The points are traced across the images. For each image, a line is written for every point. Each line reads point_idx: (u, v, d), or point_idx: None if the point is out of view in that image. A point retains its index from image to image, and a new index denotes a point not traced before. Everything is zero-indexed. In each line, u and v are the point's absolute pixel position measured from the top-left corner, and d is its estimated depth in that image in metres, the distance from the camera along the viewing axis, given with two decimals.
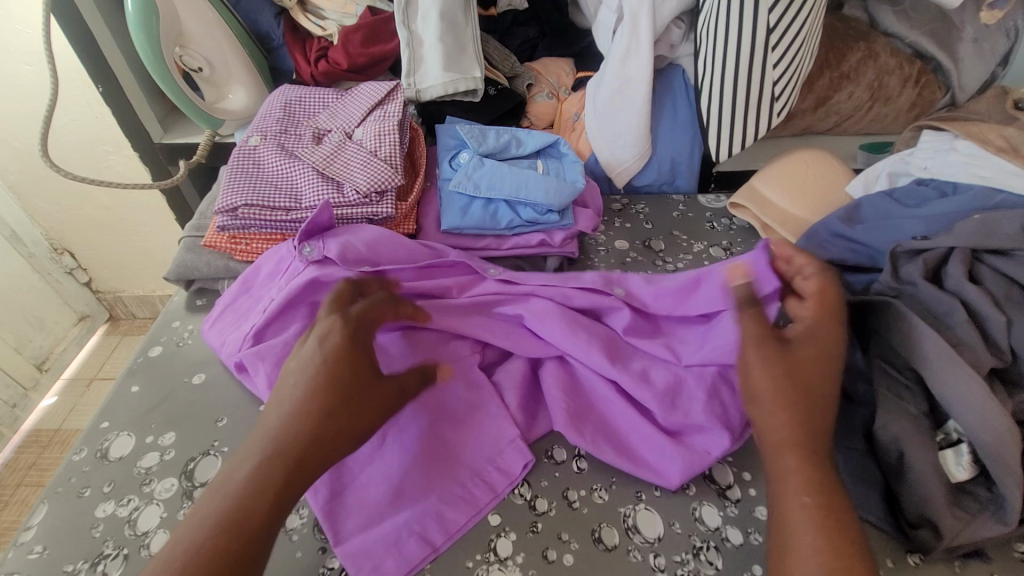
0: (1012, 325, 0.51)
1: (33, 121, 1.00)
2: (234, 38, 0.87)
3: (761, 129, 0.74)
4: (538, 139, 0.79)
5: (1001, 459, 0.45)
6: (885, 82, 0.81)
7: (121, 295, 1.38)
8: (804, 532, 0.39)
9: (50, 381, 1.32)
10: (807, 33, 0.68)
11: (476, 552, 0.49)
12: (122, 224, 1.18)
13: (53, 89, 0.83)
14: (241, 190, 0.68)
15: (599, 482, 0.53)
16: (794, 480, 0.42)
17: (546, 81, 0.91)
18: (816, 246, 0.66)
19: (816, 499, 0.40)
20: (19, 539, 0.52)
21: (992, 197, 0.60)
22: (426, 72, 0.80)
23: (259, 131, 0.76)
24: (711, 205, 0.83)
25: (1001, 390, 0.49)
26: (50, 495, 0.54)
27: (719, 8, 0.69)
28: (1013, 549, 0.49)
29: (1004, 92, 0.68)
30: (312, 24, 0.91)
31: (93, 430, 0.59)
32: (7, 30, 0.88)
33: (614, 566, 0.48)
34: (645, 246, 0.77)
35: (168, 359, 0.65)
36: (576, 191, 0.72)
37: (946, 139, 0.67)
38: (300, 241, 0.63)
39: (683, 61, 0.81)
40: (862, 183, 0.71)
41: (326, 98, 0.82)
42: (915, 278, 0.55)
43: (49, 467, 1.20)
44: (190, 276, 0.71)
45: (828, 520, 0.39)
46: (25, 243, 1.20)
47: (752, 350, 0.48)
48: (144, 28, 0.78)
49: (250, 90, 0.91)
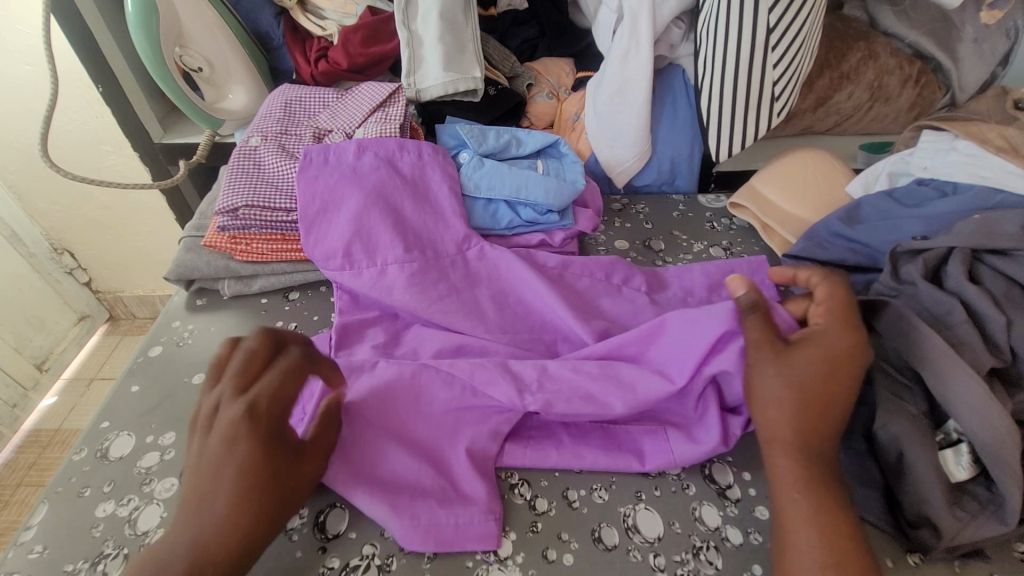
0: (1012, 325, 0.51)
1: (32, 121, 0.99)
2: (234, 37, 0.87)
3: (761, 128, 0.74)
4: (538, 139, 0.79)
5: (1000, 459, 0.45)
6: (884, 82, 0.81)
7: (121, 294, 1.38)
8: (802, 534, 0.41)
9: (50, 381, 1.33)
10: (807, 32, 0.68)
11: (476, 552, 0.49)
12: (122, 223, 1.18)
13: (53, 89, 0.83)
14: (241, 191, 0.69)
15: (599, 482, 0.53)
16: (789, 482, 0.43)
17: (546, 80, 0.91)
18: (816, 246, 0.66)
19: (811, 500, 0.42)
20: (19, 538, 0.52)
21: (992, 197, 0.60)
22: (427, 72, 0.80)
23: (259, 131, 0.76)
24: (711, 205, 0.83)
25: (1001, 390, 0.49)
26: (50, 495, 0.54)
27: (719, 8, 0.69)
28: (1013, 549, 0.49)
29: (1004, 91, 0.68)
30: (312, 24, 0.91)
31: (93, 430, 0.59)
32: (7, 29, 0.88)
33: (613, 567, 0.48)
34: (645, 246, 0.77)
35: (168, 358, 0.66)
36: (576, 191, 0.73)
37: (946, 139, 0.67)
38: (346, 260, 0.64)
39: (684, 61, 0.81)
40: (862, 183, 0.71)
41: (327, 97, 0.82)
42: (915, 279, 0.55)
43: (48, 467, 1.20)
44: (191, 276, 0.71)
45: (831, 526, 0.41)
46: (25, 243, 1.20)
47: (764, 345, 0.48)
48: (143, 27, 0.78)
49: (250, 90, 0.91)
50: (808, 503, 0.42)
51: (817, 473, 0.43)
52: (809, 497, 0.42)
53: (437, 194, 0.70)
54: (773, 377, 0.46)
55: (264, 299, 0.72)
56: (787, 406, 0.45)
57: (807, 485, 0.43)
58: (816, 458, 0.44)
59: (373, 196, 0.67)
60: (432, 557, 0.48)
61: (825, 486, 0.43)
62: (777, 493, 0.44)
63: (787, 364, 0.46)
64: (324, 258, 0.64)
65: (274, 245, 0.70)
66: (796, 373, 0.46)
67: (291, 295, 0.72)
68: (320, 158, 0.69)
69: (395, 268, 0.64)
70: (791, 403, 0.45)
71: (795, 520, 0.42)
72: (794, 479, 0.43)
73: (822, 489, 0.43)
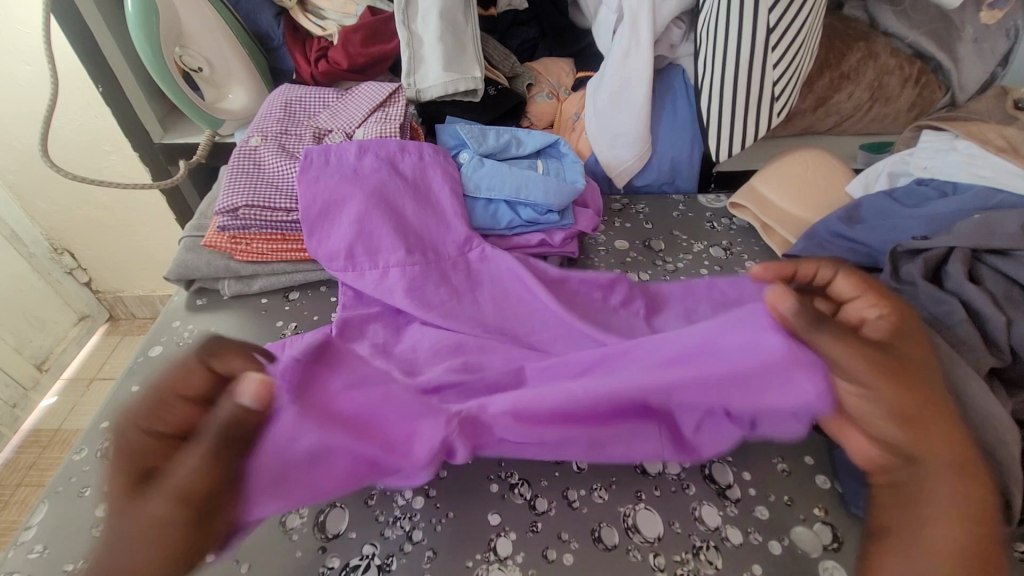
0: (1012, 325, 0.51)
1: (33, 121, 1.00)
2: (234, 38, 0.87)
3: (761, 128, 0.74)
4: (538, 139, 0.79)
5: (1001, 460, 0.45)
6: (884, 82, 0.81)
7: (121, 295, 1.38)
8: (941, 521, 0.40)
9: (50, 381, 1.33)
10: (807, 32, 0.68)
11: (476, 552, 0.49)
12: (122, 223, 1.18)
13: (53, 89, 0.83)
14: (242, 191, 0.69)
15: (599, 482, 0.53)
16: (952, 477, 0.42)
17: (546, 81, 0.91)
18: (816, 245, 0.66)
19: (959, 479, 0.42)
20: (19, 538, 0.52)
21: (992, 197, 0.60)
22: (427, 72, 0.80)
23: (259, 131, 0.76)
24: (711, 205, 0.83)
25: (1001, 390, 0.49)
26: (50, 494, 0.54)
27: (719, 8, 0.69)
28: (1014, 550, 0.49)
29: (1004, 91, 0.68)
30: (312, 24, 0.91)
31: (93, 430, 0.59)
32: (7, 29, 0.88)
33: (613, 566, 0.48)
34: (645, 246, 0.77)
35: (168, 358, 0.66)
36: (576, 191, 0.73)
37: (947, 139, 0.67)
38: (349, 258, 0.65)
39: (684, 61, 0.81)
40: (862, 183, 0.71)
41: (327, 97, 0.82)
42: (915, 279, 0.55)
43: (48, 467, 1.20)
44: (191, 276, 0.71)
45: (989, 515, 0.41)
46: (25, 243, 1.20)
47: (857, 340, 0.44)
48: (143, 26, 0.78)
49: (250, 90, 0.91)
50: (956, 481, 0.42)
51: (964, 453, 0.43)
52: (972, 490, 0.41)
53: (438, 196, 0.71)
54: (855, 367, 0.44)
55: (264, 299, 0.72)
56: (903, 397, 0.43)
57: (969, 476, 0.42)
58: (964, 451, 0.43)
59: (383, 194, 0.68)
60: (431, 557, 0.48)
61: (972, 477, 0.42)
62: (925, 483, 0.42)
63: (881, 358, 0.44)
64: (329, 257, 0.66)
65: (274, 245, 0.70)
66: (885, 365, 0.44)
67: (291, 295, 0.72)
68: (320, 158, 0.69)
69: (397, 270, 0.64)
70: (904, 394, 0.43)
71: (943, 509, 0.41)
72: (948, 470, 0.42)
73: (970, 469, 0.42)
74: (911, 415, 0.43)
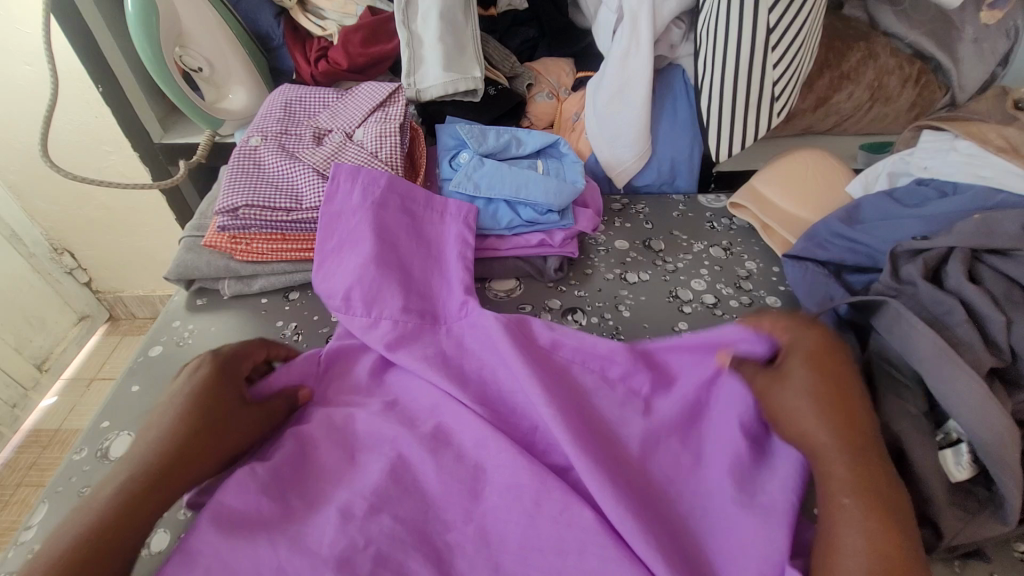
0: (1012, 325, 0.51)
1: (32, 121, 1.00)
2: (234, 38, 0.87)
3: (761, 128, 0.74)
4: (538, 139, 0.79)
5: (1000, 459, 0.45)
6: (884, 82, 0.81)
7: (122, 294, 1.38)
8: (848, 527, 0.39)
9: (50, 381, 1.33)
10: (807, 33, 0.68)
11: None
12: (122, 223, 1.18)
13: (53, 89, 0.83)
14: (242, 191, 0.69)
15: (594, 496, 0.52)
16: (842, 476, 0.42)
17: (546, 80, 0.91)
18: (816, 245, 0.66)
19: (860, 503, 0.40)
20: (19, 538, 0.52)
21: (992, 196, 0.60)
22: (427, 72, 0.80)
23: (259, 131, 0.76)
24: (711, 205, 0.83)
25: (1000, 389, 0.49)
26: (50, 494, 0.54)
27: (719, 8, 0.69)
28: (1013, 549, 0.49)
29: (1004, 91, 0.68)
30: (312, 24, 0.91)
31: (94, 430, 0.59)
32: (7, 30, 0.88)
33: None
34: (644, 246, 0.77)
35: (168, 358, 0.66)
36: (576, 191, 0.73)
37: (946, 139, 0.67)
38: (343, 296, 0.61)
39: (684, 61, 0.81)
40: (862, 183, 0.72)
41: (327, 97, 0.82)
42: (915, 278, 0.56)
43: (49, 467, 1.20)
44: (190, 276, 0.71)
45: (877, 516, 0.40)
46: (25, 243, 1.20)
47: (794, 357, 0.48)
48: (143, 27, 0.78)
49: (250, 90, 0.91)
50: (858, 507, 0.40)
51: (872, 472, 0.42)
52: (864, 486, 0.41)
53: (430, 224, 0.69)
54: (797, 398, 0.46)
55: (264, 299, 0.72)
56: (819, 406, 0.45)
57: (869, 476, 0.42)
58: (873, 460, 0.43)
59: (374, 206, 0.66)
60: None
61: (876, 477, 0.42)
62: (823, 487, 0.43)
63: (796, 383, 0.47)
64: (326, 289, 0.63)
65: (274, 245, 0.70)
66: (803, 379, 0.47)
67: (291, 295, 0.72)
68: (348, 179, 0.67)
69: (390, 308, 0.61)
70: (821, 402, 0.45)
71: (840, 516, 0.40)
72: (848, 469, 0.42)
73: (872, 491, 0.41)
74: (803, 411, 0.45)
